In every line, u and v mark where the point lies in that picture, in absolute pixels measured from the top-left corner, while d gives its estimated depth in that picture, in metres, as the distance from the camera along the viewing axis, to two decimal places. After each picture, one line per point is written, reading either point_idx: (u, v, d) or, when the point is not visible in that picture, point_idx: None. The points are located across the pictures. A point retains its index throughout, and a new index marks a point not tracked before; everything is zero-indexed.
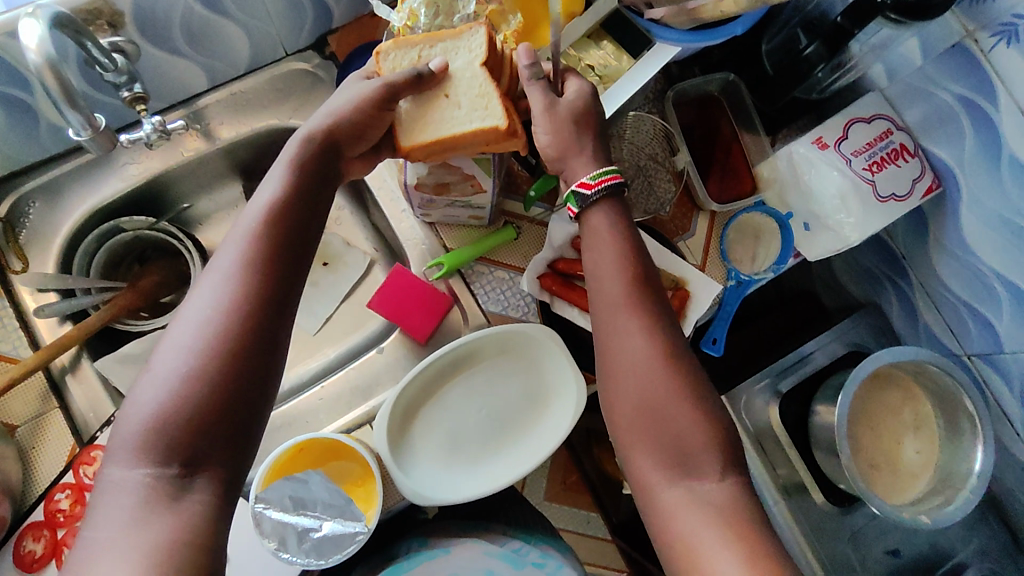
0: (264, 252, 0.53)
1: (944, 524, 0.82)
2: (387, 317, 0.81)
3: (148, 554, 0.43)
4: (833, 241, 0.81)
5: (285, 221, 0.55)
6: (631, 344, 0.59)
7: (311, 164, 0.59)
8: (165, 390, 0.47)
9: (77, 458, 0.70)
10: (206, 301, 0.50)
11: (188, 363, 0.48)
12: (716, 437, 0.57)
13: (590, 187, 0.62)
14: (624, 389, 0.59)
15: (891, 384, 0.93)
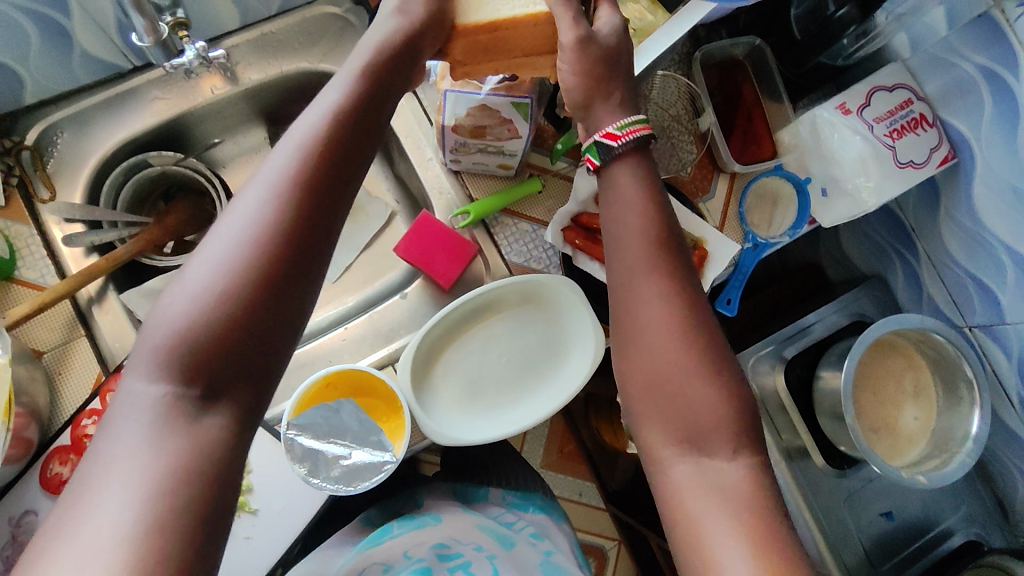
0: (302, 180, 0.48)
1: (940, 483, 0.85)
2: (412, 263, 0.83)
3: (158, 475, 0.40)
4: (849, 206, 0.83)
5: (338, 138, 0.51)
6: (651, 309, 0.59)
7: (372, 79, 0.55)
8: (184, 316, 0.44)
9: (104, 385, 0.71)
10: (236, 226, 0.46)
11: (208, 290, 0.45)
12: (733, 414, 0.57)
13: (616, 138, 0.59)
14: (639, 350, 0.59)
15: (894, 352, 0.97)
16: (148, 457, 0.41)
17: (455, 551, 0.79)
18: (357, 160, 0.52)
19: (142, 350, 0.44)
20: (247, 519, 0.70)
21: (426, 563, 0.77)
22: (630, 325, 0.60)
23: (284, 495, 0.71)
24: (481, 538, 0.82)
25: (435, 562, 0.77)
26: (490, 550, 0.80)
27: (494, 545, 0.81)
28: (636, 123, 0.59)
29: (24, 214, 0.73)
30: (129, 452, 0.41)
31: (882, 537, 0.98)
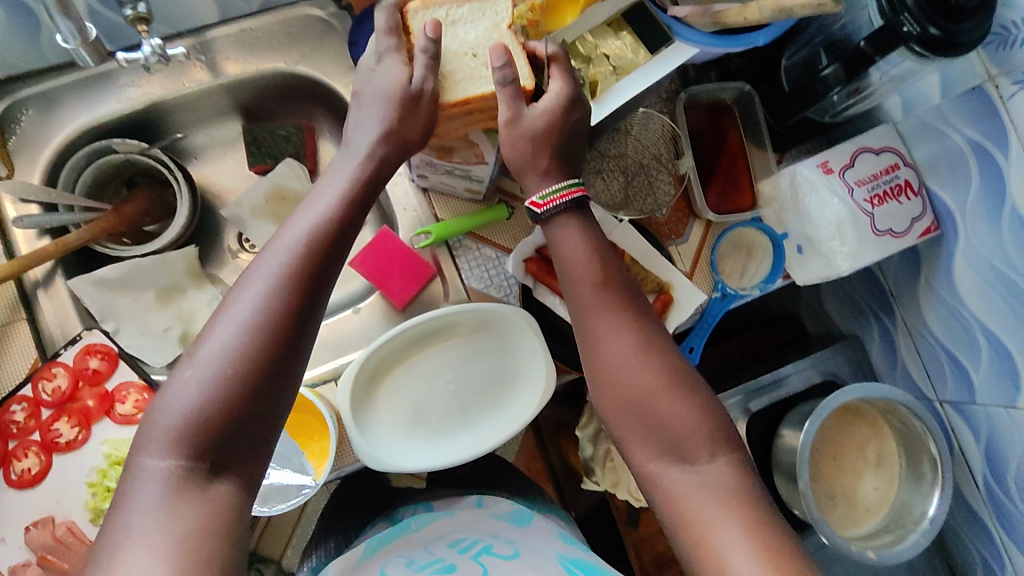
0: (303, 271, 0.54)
1: (890, 562, 0.82)
2: (367, 279, 0.78)
3: (176, 540, 0.45)
4: (823, 268, 0.80)
5: (332, 229, 0.56)
6: (614, 345, 0.61)
7: (362, 172, 0.60)
8: (195, 398, 0.49)
9: (37, 372, 0.70)
10: (240, 315, 0.51)
11: (215, 376, 0.49)
12: (707, 419, 0.58)
13: (538, 206, 0.63)
14: (610, 387, 0.61)
15: (859, 418, 0.94)
16: (164, 522, 0.45)
17: (472, 538, 0.75)
18: (349, 245, 0.57)
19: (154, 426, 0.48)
20: None
21: (442, 554, 0.72)
22: (598, 368, 0.61)
23: None
24: (495, 528, 0.78)
25: (451, 551, 0.72)
26: (508, 537, 0.76)
27: (510, 531, 0.77)
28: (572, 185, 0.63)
29: None
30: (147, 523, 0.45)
31: None
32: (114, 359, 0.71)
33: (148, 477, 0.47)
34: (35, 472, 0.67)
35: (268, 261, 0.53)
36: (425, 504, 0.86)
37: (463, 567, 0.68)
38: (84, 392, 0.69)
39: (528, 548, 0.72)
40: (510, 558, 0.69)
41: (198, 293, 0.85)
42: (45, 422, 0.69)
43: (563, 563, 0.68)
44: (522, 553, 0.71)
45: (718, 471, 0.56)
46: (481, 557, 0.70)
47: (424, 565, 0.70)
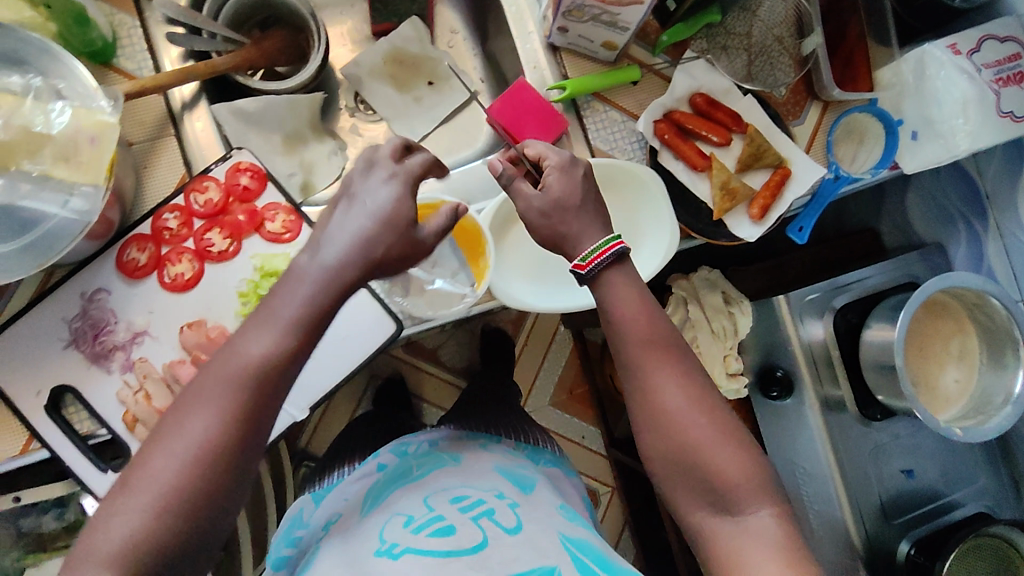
0: (327, 296, 0.55)
1: (976, 439, 0.87)
2: (502, 128, 0.80)
3: None
4: (939, 150, 0.83)
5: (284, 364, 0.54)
6: (667, 392, 0.62)
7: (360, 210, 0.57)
8: (211, 418, 0.51)
9: (188, 184, 0.71)
10: (262, 342, 0.53)
11: (229, 398, 0.52)
12: (755, 474, 0.60)
13: (582, 267, 0.63)
14: (656, 438, 0.62)
15: (945, 314, 0.98)
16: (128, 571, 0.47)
17: (474, 497, 0.72)
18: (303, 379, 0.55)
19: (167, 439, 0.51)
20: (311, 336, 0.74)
21: (443, 512, 0.69)
22: (647, 417, 0.63)
23: (347, 328, 0.75)
24: (498, 485, 0.76)
25: (452, 510, 0.69)
26: (511, 499, 0.73)
27: (514, 493, 0.74)
28: (609, 240, 0.63)
29: (130, 5, 0.74)
30: (133, 531, 0.48)
31: (898, 494, 1.02)
32: (264, 178, 0.73)
33: (150, 484, 0.49)
34: (188, 278, 0.69)
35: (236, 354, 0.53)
36: (434, 445, 0.85)
37: (464, 532, 0.65)
38: (235, 207, 0.71)
39: (531, 516, 0.70)
40: (512, 529, 0.66)
41: (319, 145, 0.88)
42: (198, 232, 0.71)
43: (564, 544, 0.65)
44: (524, 523, 0.68)
45: (765, 525, 0.58)
46: (481, 522, 0.67)
47: (422, 526, 0.66)
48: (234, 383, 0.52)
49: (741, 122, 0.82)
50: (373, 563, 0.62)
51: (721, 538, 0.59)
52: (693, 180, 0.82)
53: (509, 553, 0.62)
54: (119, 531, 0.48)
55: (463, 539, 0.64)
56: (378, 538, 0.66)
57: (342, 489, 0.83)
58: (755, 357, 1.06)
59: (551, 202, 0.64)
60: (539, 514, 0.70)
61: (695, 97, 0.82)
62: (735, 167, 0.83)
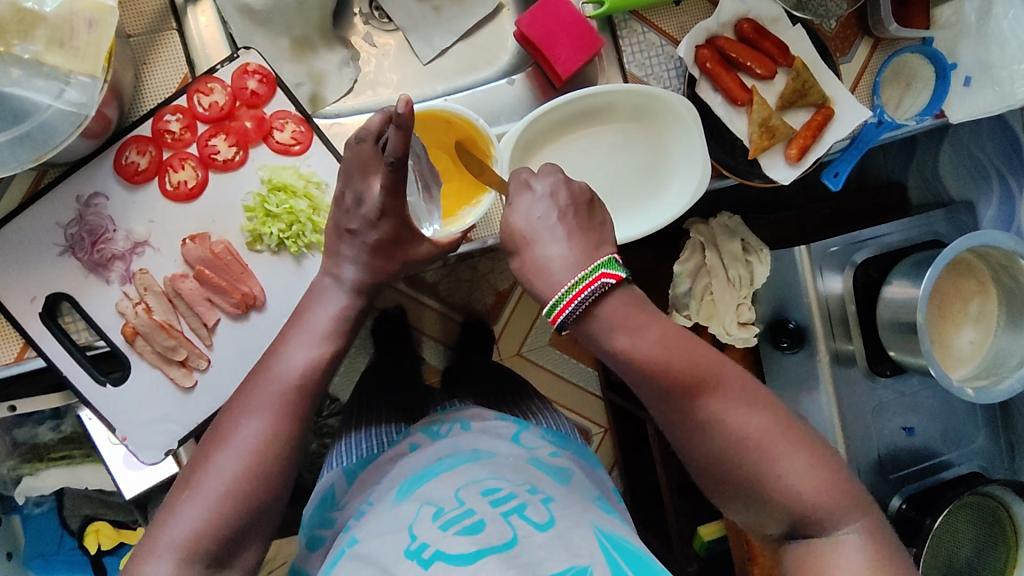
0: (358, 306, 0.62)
1: (986, 400, 0.86)
2: (532, 44, 0.74)
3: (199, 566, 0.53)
4: (992, 99, 0.79)
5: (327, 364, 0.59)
6: (727, 423, 0.56)
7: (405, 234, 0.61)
8: (263, 422, 0.56)
9: (192, 84, 0.65)
10: (300, 352, 0.59)
11: (278, 402, 0.57)
12: (841, 492, 0.56)
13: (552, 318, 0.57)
14: (719, 476, 0.58)
15: (966, 273, 0.95)
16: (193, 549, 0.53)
17: (506, 490, 0.66)
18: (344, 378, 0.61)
19: (225, 444, 0.56)
20: None
21: (473, 506, 0.63)
22: (707, 453, 0.57)
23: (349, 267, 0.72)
24: (533, 478, 0.71)
25: (482, 502, 0.63)
26: (544, 493, 0.68)
27: (547, 488, 0.69)
28: (586, 276, 0.55)
29: None
30: (194, 525, 0.53)
31: (896, 449, 1.01)
32: (273, 83, 0.67)
33: (209, 483, 0.54)
34: (191, 186, 0.65)
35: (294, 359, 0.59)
36: (467, 423, 0.84)
37: (493, 528, 0.59)
38: (242, 113, 0.66)
39: (564, 513, 0.64)
40: (543, 526, 0.61)
41: (330, 54, 0.81)
42: (201, 137, 0.66)
43: (598, 539, 0.61)
44: (557, 519, 0.62)
45: (853, 543, 0.56)
46: (511, 518, 0.61)
47: (452, 521, 0.61)
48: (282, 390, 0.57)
49: (789, 55, 0.77)
50: (402, 564, 0.57)
51: (791, 554, 0.58)
52: (730, 115, 0.77)
53: (543, 550, 0.57)
54: (183, 526, 0.53)
55: (492, 535, 0.59)
56: (409, 531, 0.61)
57: (374, 469, 0.82)
58: (765, 308, 1.01)
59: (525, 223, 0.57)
60: (569, 511, 0.65)
61: (741, 23, 0.76)
62: (776, 104, 0.78)
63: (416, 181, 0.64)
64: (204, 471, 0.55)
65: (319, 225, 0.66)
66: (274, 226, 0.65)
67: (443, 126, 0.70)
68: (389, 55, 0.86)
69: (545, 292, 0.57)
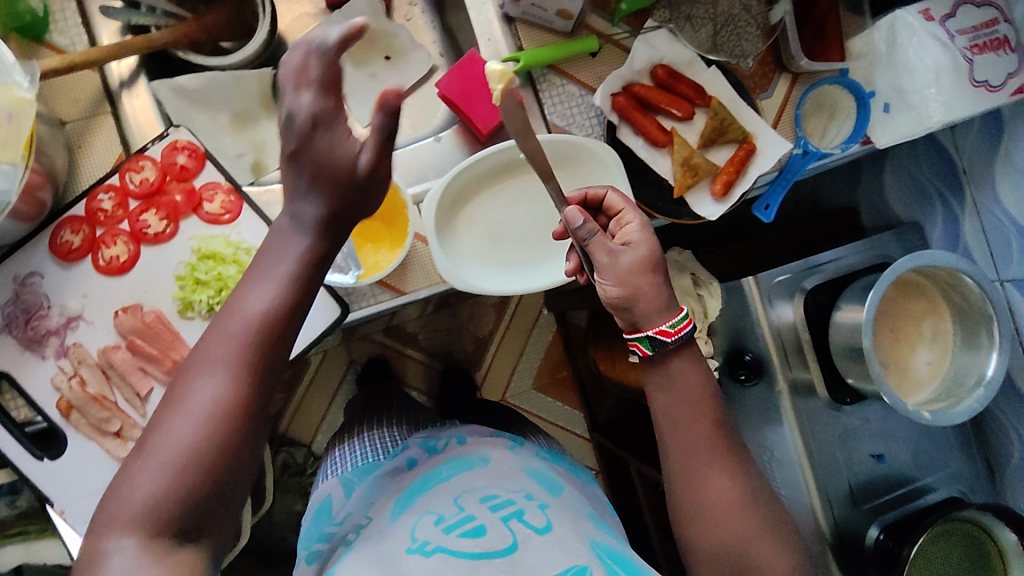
0: (291, 293, 0.56)
1: (944, 423, 0.84)
2: (451, 103, 0.77)
3: None
4: (912, 124, 0.79)
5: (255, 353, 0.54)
6: (717, 485, 0.67)
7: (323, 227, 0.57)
8: (229, 348, 0.54)
9: (123, 163, 0.69)
10: (260, 296, 0.55)
11: (236, 352, 0.54)
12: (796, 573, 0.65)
13: (668, 334, 0.66)
14: (700, 529, 0.67)
15: (918, 294, 0.94)
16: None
17: (504, 497, 0.71)
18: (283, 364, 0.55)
19: (202, 356, 0.53)
20: None
21: (473, 512, 0.68)
22: (698, 506, 0.67)
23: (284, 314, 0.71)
24: (528, 485, 0.74)
25: (483, 509, 0.68)
26: (540, 499, 0.72)
27: (543, 493, 0.73)
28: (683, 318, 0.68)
29: None
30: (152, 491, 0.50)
31: (868, 477, 0.99)
32: (202, 157, 0.70)
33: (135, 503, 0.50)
34: (123, 260, 0.67)
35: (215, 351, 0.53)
36: (462, 437, 0.82)
37: (494, 534, 0.65)
38: (172, 187, 0.69)
39: (560, 516, 0.69)
40: (542, 530, 0.66)
41: (270, 122, 0.85)
42: (133, 213, 0.68)
43: (595, 548, 0.65)
44: (555, 523, 0.67)
45: None
46: (510, 523, 0.66)
47: (453, 525, 0.66)
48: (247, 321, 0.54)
49: (705, 95, 0.79)
50: (404, 561, 0.63)
51: None
52: (653, 156, 0.79)
53: (540, 556, 0.62)
54: (139, 496, 0.50)
55: (494, 541, 0.64)
56: (410, 535, 0.67)
57: (374, 483, 0.79)
58: (723, 340, 1.02)
59: (620, 270, 0.66)
60: (566, 516, 0.69)
61: (655, 69, 0.79)
62: (698, 143, 0.80)
63: None
64: (157, 446, 0.51)
65: None
66: (204, 293, 0.67)
67: None
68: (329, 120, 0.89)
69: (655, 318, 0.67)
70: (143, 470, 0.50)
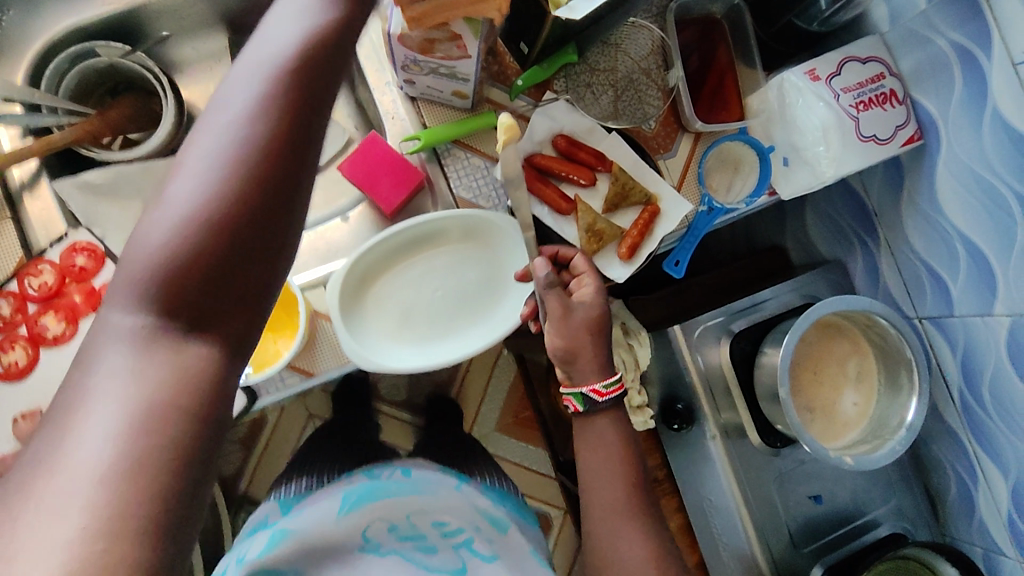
0: (240, 181, 0.43)
1: (865, 467, 0.85)
2: (355, 184, 0.81)
3: (84, 519, 0.34)
4: (808, 177, 0.82)
5: (229, 222, 0.43)
6: (632, 539, 0.74)
7: (251, 173, 0.44)
8: (232, 131, 0.44)
9: (23, 268, 0.71)
10: (241, 100, 0.45)
11: (243, 125, 0.44)
12: None
13: (599, 393, 0.76)
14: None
15: (840, 335, 0.96)
16: (86, 484, 0.35)
17: (455, 523, 0.75)
18: (250, 253, 0.44)
19: (196, 145, 0.44)
20: None
21: (426, 534, 0.73)
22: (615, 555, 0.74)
23: None
24: (477, 518, 0.78)
25: (434, 533, 0.73)
26: (487, 530, 0.76)
27: (490, 529, 0.77)
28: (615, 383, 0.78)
29: None
30: (117, 405, 0.38)
31: (807, 519, 0.98)
32: (101, 257, 0.72)
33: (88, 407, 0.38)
34: (21, 365, 0.68)
35: (186, 186, 0.43)
36: (408, 471, 0.84)
37: (444, 558, 0.70)
38: (70, 288, 0.70)
39: (505, 551, 0.73)
40: (489, 559, 0.70)
41: None
42: (31, 316, 0.70)
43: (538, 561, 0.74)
44: (500, 552, 0.72)
45: None
46: (462, 551, 0.71)
47: (408, 535, 0.72)
48: (230, 141, 0.44)
49: (606, 161, 0.81)
50: (361, 559, 0.67)
51: None
52: (558, 224, 0.81)
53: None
54: (107, 393, 0.38)
55: (445, 563, 0.69)
56: (365, 535, 0.71)
57: (308, 505, 0.79)
58: (658, 389, 1.04)
59: (569, 329, 0.75)
60: (511, 552, 0.74)
61: (556, 139, 0.80)
62: (603, 208, 0.82)
63: None
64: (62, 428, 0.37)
65: None
66: None
67: None
68: None
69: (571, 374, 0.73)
70: (83, 402, 0.38)
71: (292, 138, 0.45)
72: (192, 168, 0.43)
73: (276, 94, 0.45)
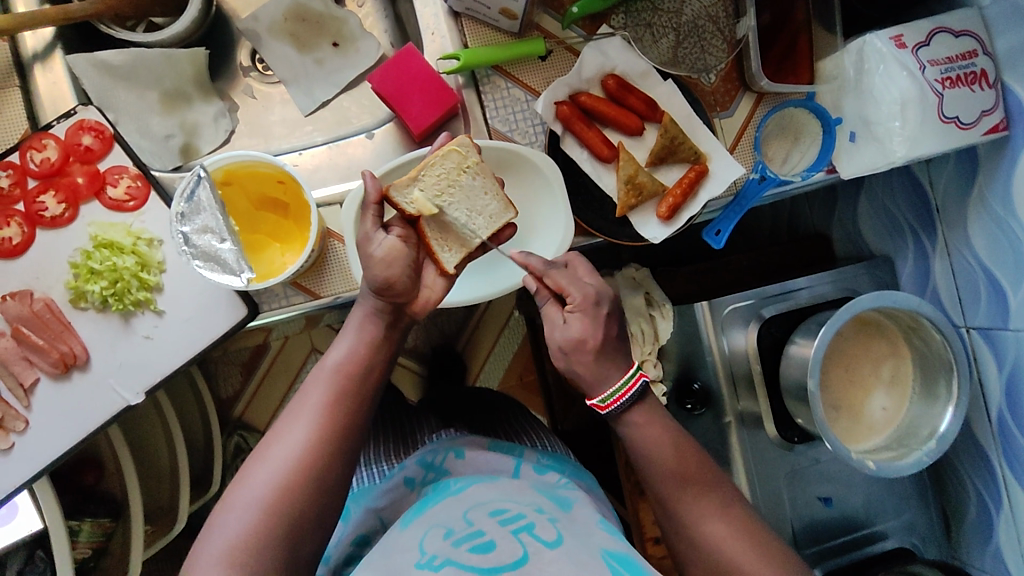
0: (348, 377, 0.61)
1: (887, 473, 0.80)
2: (383, 98, 0.74)
3: None
4: (875, 155, 0.75)
5: (342, 414, 0.59)
6: (704, 511, 0.61)
7: (349, 395, 0.60)
8: (310, 422, 0.58)
9: (26, 141, 0.66)
10: (346, 341, 0.64)
11: (324, 409, 0.59)
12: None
13: (602, 406, 0.66)
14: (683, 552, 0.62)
15: (878, 333, 0.89)
16: (253, 530, 0.52)
17: (514, 510, 0.62)
18: (358, 428, 0.60)
19: (286, 427, 0.58)
20: (150, 319, 0.66)
21: (482, 526, 0.59)
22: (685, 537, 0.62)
23: (192, 302, 0.67)
24: (537, 499, 0.66)
25: (491, 523, 0.59)
26: (551, 513, 0.64)
27: (553, 508, 0.65)
28: (631, 374, 0.66)
29: None
30: (238, 533, 0.52)
31: (813, 521, 0.93)
32: (109, 140, 0.67)
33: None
34: (15, 243, 0.65)
35: (295, 426, 0.58)
36: (461, 451, 0.77)
37: (504, 547, 0.56)
38: (74, 168, 0.66)
39: (574, 532, 0.60)
40: (552, 543, 0.57)
41: (204, 105, 0.80)
42: (30, 193, 0.66)
43: (606, 557, 0.57)
44: (566, 537, 0.59)
45: None
46: (521, 535, 0.58)
47: (463, 539, 0.58)
48: (335, 372, 0.61)
49: (657, 111, 0.75)
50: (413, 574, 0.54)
51: None
52: (596, 171, 0.75)
53: (556, 566, 0.54)
54: (221, 538, 0.52)
55: (503, 555, 0.55)
56: (418, 550, 0.58)
57: (374, 509, 0.73)
58: (674, 367, 0.98)
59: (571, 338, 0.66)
60: (578, 529, 0.61)
61: (606, 79, 0.74)
62: (646, 161, 0.76)
63: (202, 239, 0.63)
64: (201, 554, 0.52)
65: (146, 282, 0.65)
66: (96, 284, 0.64)
67: (270, 178, 0.68)
68: (268, 106, 0.84)
69: (600, 356, 0.66)
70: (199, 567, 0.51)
71: (346, 434, 0.59)
72: (304, 409, 0.59)
73: (370, 332, 0.64)
